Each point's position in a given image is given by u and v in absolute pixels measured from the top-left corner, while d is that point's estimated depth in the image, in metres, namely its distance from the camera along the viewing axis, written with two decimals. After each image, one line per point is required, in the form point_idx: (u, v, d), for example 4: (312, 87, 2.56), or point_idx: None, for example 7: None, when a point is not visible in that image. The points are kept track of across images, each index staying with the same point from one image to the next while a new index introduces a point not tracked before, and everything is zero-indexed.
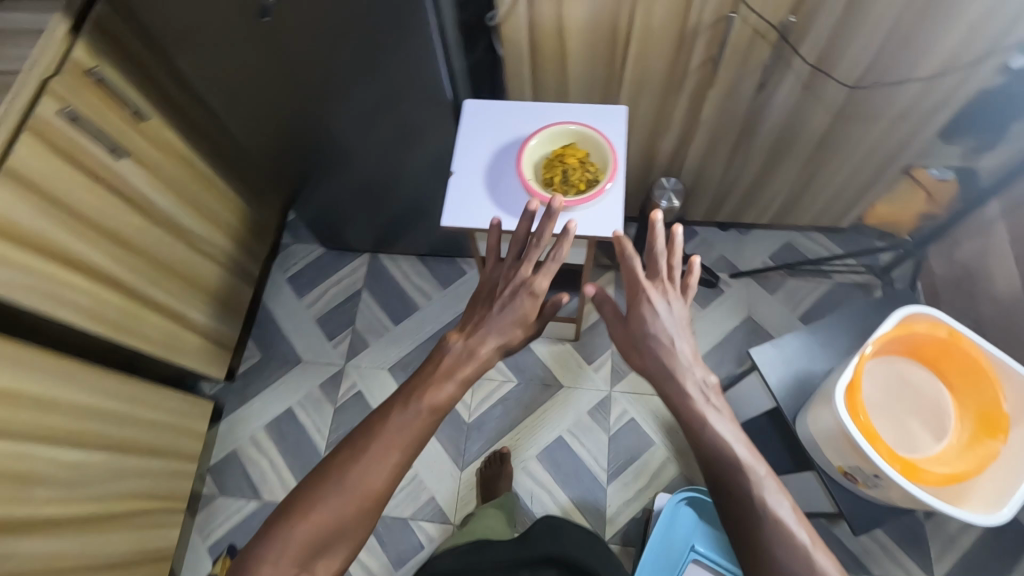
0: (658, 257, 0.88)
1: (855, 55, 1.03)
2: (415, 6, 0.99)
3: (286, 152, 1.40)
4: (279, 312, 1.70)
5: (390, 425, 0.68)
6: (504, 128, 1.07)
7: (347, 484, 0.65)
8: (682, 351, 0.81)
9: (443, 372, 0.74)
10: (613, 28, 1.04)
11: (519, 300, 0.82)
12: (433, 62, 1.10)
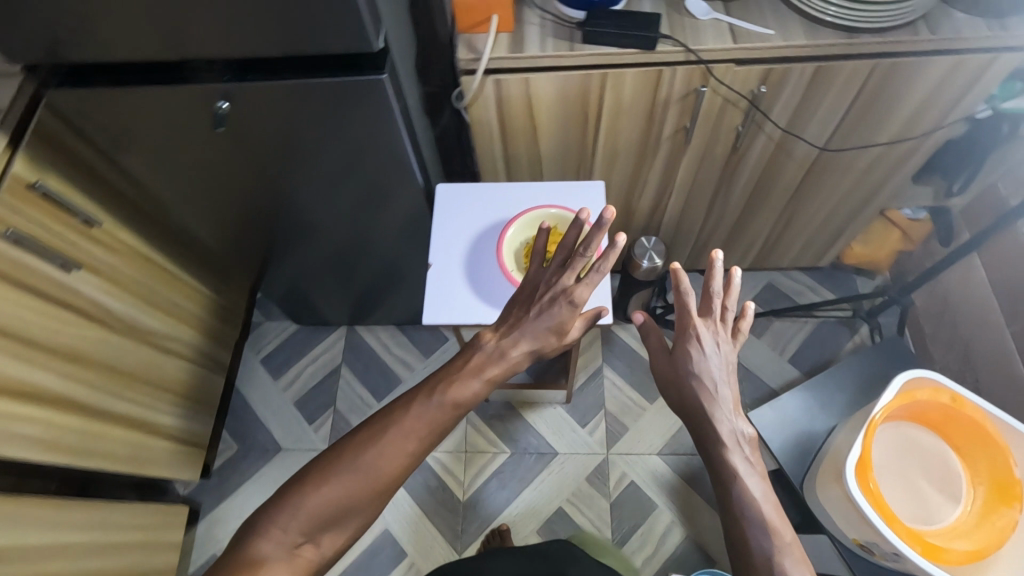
0: (714, 295, 0.78)
1: (825, 119, 1.02)
2: (381, 116, 0.92)
3: (251, 239, 1.33)
4: (254, 398, 1.62)
5: (409, 415, 0.70)
6: (481, 213, 1.03)
7: (361, 465, 0.66)
8: (723, 398, 0.75)
9: (470, 370, 0.75)
10: (583, 105, 1.01)
11: (557, 309, 0.79)
12: (404, 164, 1.03)
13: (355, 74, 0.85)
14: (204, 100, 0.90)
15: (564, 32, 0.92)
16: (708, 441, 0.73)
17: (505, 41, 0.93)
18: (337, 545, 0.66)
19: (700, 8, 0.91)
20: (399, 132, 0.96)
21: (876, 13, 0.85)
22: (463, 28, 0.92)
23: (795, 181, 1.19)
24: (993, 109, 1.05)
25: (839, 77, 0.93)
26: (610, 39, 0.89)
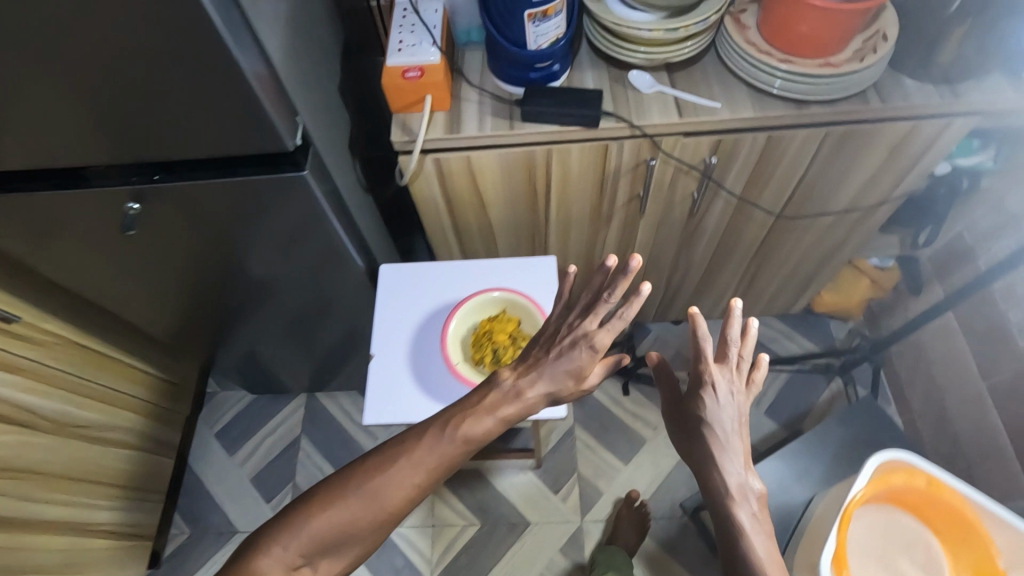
0: (732, 342, 0.68)
1: (781, 186, 0.99)
2: (319, 218, 0.85)
3: (194, 324, 1.25)
4: (208, 475, 1.53)
5: (422, 445, 0.65)
6: (423, 297, 0.97)
7: (368, 490, 0.62)
8: (734, 454, 0.66)
9: (484, 406, 0.67)
10: (530, 179, 0.97)
11: (577, 351, 0.67)
12: (349, 258, 0.96)
13: (274, 169, 0.76)
14: (110, 204, 0.80)
15: (503, 109, 0.87)
16: (714, 497, 0.66)
17: (441, 121, 0.88)
18: (335, 568, 0.63)
19: (644, 81, 0.87)
20: (333, 226, 0.88)
21: (823, 86, 0.81)
22: (396, 108, 0.87)
23: (757, 240, 1.14)
24: (953, 165, 1.02)
25: (792, 146, 0.90)
26: (551, 117, 0.85)
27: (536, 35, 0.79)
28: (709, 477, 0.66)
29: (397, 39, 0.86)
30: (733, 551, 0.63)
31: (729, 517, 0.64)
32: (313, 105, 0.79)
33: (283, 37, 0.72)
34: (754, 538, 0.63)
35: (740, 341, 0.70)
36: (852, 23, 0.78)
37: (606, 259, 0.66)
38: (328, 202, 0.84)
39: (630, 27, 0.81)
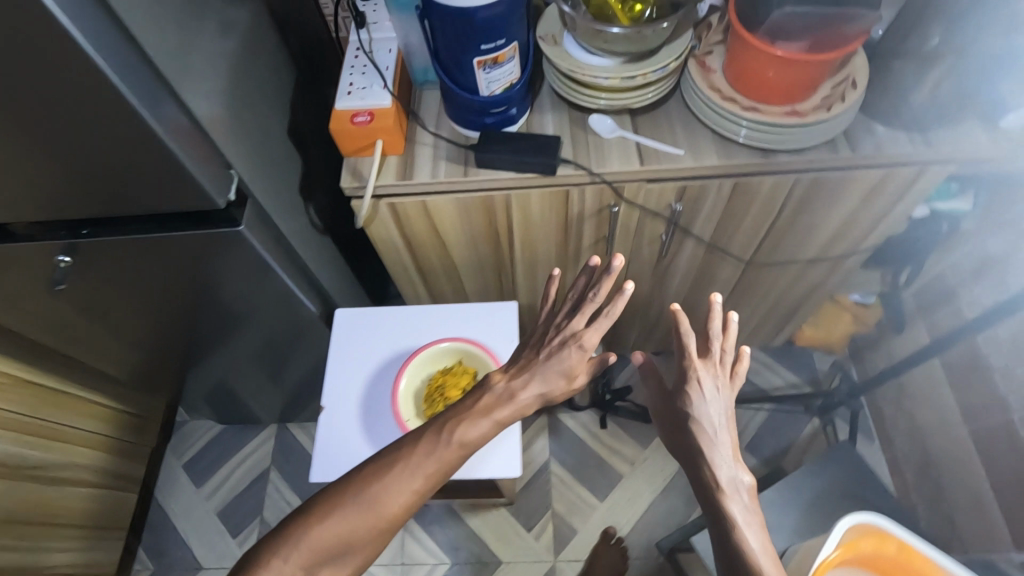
0: (714, 337, 0.68)
1: (751, 231, 0.95)
2: (256, 265, 0.80)
3: (153, 360, 1.21)
4: (173, 508, 1.49)
5: (419, 449, 0.65)
6: (369, 348, 0.94)
7: (366, 497, 0.61)
8: (724, 449, 0.65)
9: (478, 408, 0.69)
10: (490, 222, 0.94)
11: (569, 350, 0.71)
12: (299, 302, 0.91)
13: (210, 226, 0.73)
14: (39, 260, 0.76)
15: (458, 154, 0.84)
16: (706, 493, 0.64)
17: (393, 166, 0.84)
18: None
19: (605, 125, 0.83)
20: (280, 275, 0.84)
21: (791, 135, 0.78)
22: (347, 152, 0.84)
23: (730, 281, 1.10)
24: (932, 208, 0.97)
25: (762, 191, 0.86)
26: (506, 164, 0.81)
27: (488, 82, 0.75)
28: (699, 473, 0.65)
29: (347, 80, 0.82)
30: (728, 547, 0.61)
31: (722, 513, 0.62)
32: (251, 155, 0.75)
33: (213, 90, 0.69)
34: (748, 534, 0.61)
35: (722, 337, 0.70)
36: (820, 73, 0.74)
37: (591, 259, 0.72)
38: (271, 252, 0.80)
39: (587, 73, 0.77)
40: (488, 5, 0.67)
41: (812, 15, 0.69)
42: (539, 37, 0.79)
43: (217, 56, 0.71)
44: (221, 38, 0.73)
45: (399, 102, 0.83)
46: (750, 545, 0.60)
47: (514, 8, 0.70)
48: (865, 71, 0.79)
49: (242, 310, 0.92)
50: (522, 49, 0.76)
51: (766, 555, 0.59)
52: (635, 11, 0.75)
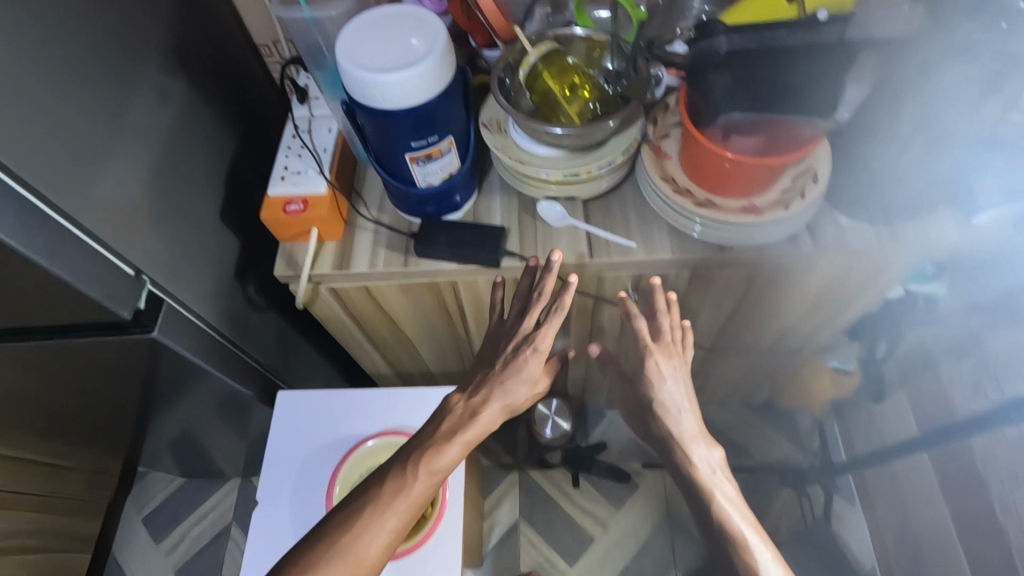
0: (662, 317, 0.77)
1: (713, 310, 0.91)
2: (177, 361, 0.75)
3: (100, 429, 1.15)
4: (131, 566, 1.45)
5: (388, 488, 0.68)
6: (294, 444, 0.90)
7: (345, 548, 0.64)
8: (689, 424, 0.75)
9: (443, 434, 0.71)
10: (440, 304, 0.90)
11: (523, 362, 0.73)
12: (233, 388, 0.85)
13: (116, 331, 0.68)
14: None
15: (399, 242, 0.79)
16: (686, 473, 0.73)
17: (331, 254, 0.80)
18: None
19: (554, 212, 0.78)
20: (209, 370, 0.79)
21: (747, 233, 0.73)
22: (282, 238, 0.79)
23: (703, 346, 1.04)
24: (906, 290, 0.89)
25: (723, 274, 0.81)
26: (447, 256, 0.77)
27: (423, 175, 0.71)
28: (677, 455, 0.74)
29: (281, 163, 0.79)
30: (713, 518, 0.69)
31: (703, 487, 0.71)
32: (167, 253, 0.72)
33: (120, 194, 0.64)
34: (727, 503, 0.70)
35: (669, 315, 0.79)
36: (775, 172, 0.70)
37: (532, 260, 0.74)
38: (196, 349, 0.76)
39: (529, 166, 0.72)
40: (410, 108, 0.62)
41: (756, 119, 0.66)
42: (482, 123, 0.75)
43: (132, 152, 0.67)
44: (140, 131, 0.68)
45: (338, 188, 0.79)
46: (730, 513, 0.69)
47: (446, 106, 0.65)
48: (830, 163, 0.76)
49: (179, 396, 0.88)
50: (460, 140, 0.72)
51: (744, 518, 0.69)
52: (582, 98, 0.72)
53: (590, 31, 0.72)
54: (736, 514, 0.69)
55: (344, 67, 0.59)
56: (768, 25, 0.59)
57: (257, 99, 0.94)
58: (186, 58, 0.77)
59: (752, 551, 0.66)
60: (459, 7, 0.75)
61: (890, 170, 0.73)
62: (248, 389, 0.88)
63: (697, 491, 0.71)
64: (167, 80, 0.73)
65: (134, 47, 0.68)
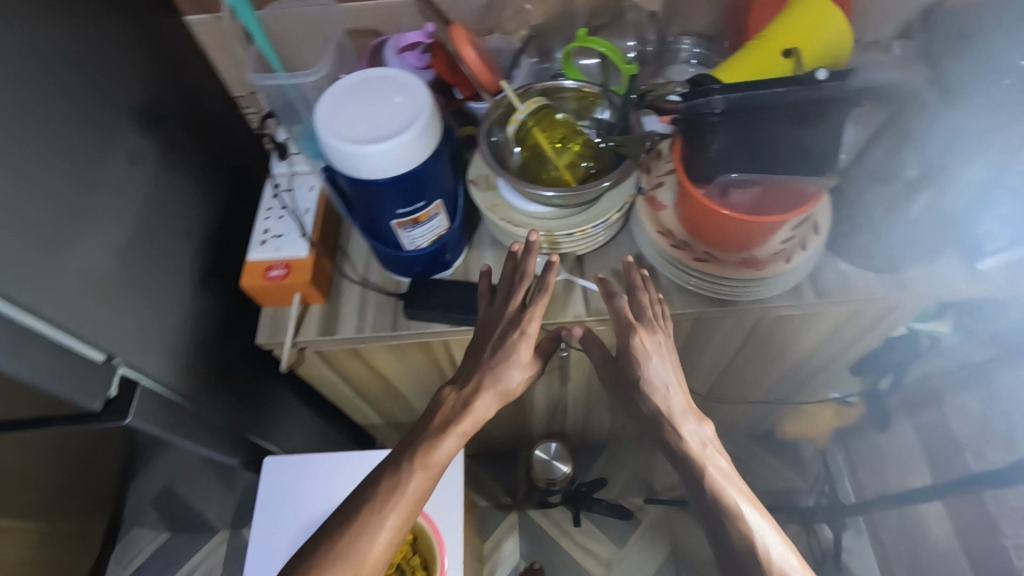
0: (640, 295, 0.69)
1: (714, 356, 0.88)
2: (155, 442, 0.70)
3: (75, 500, 1.09)
4: None
5: (383, 485, 0.62)
6: (281, 517, 0.86)
7: (340, 555, 0.58)
8: (678, 406, 0.66)
9: (436, 427, 0.65)
10: (433, 361, 0.86)
11: (513, 346, 0.67)
12: (214, 459, 0.81)
13: (86, 419, 0.63)
14: None
15: (386, 303, 0.76)
16: (675, 450, 0.65)
17: (316, 317, 0.76)
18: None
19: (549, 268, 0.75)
20: (188, 443, 0.75)
21: (747, 287, 0.71)
22: (264, 303, 0.76)
23: (705, 388, 1.01)
24: (910, 329, 0.87)
25: (724, 323, 0.79)
26: (439, 318, 0.73)
27: (410, 238, 0.68)
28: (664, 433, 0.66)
29: (262, 226, 0.75)
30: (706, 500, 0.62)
31: (694, 462, 0.64)
32: (143, 326, 0.68)
33: (92, 272, 0.61)
34: (720, 476, 0.63)
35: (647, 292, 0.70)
36: (774, 228, 0.67)
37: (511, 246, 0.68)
38: (174, 426, 0.72)
39: (520, 225, 0.70)
40: (392, 176, 0.59)
41: (753, 178, 0.64)
42: (471, 180, 0.72)
43: (105, 227, 0.63)
44: (113, 204, 0.65)
45: (322, 249, 0.75)
46: (725, 487, 0.63)
47: (432, 169, 0.62)
48: (830, 212, 0.74)
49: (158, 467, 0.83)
50: (449, 201, 0.68)
51: (740, 490, 0.62)
52: (572, 156, 0.69)
53: (581, 83, 0.69)
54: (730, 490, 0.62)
55: (320, 134, 0.56)
56: (764, 83, 0.57)
57: (238, 150, 0.91)
58: (161, 118, 0.74)
59: (750, 524, 0.60)
60: (445, 62, 0.72)
61: (893, 219, 0.70)
62: (230, 457, 0.84)
63: (688, 469, 0.64)
64: (141, 143, 0.70)
65: (106, 113, 0.64)
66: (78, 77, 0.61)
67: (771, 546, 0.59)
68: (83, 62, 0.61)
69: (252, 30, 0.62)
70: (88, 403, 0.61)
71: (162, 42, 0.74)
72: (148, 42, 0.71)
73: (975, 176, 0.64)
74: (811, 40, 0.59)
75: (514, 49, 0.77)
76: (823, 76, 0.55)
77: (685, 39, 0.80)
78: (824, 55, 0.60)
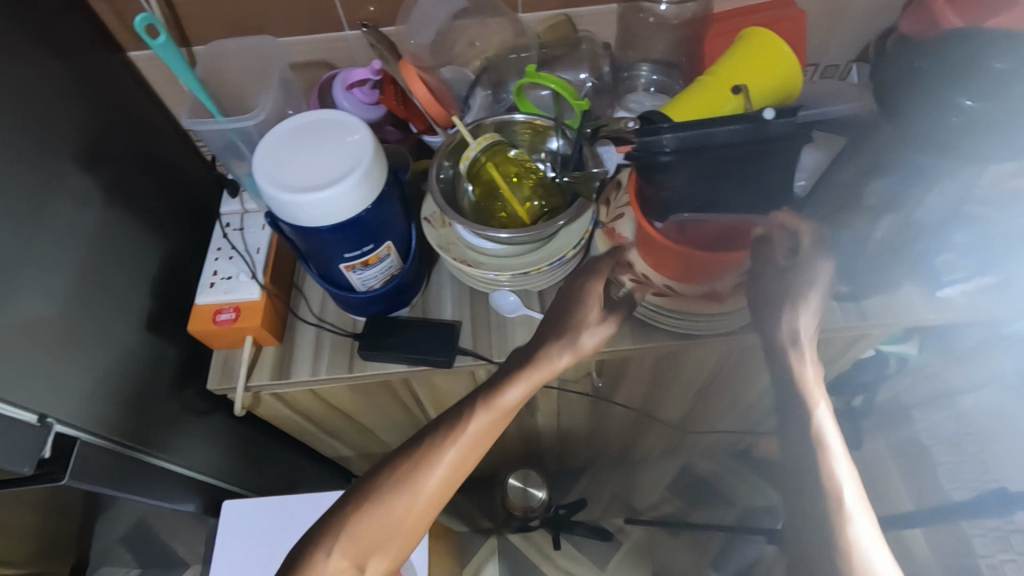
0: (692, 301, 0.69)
1: (684, 384, 0.87)
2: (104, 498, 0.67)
3: None
4: None
5: (456, 419, 0.66)
6: (239, 563, 0.83)
7: (404, 477, 0.64)
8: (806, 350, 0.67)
9: (509, 371, 0.68)
10: (396, 398, 0.84)
11: (585, 294, 0.70)
12: (167, 507, 0.78)
13: (15, 484, 0.59)
14: None
15: (343, 343, 0.74)
16: (790, 395, 0.67)
17: (269, 360, 0.74)
18: (381, 569, 0.63)
19: (508, 303, 0.73)
20: (137, 497, 0.72)
21: (710, 321, 0.71)
22: (215, 347, 0.73)
23: (678, 413, 1.00)
24: (879, 351, 0.87)
25: (691, 353, 0.77)
26: (396, 359, 0.71)
27: (361, 281, 0.66)
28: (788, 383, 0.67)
29: (211, 267, 0.73)
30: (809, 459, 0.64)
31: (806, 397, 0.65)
32: (82, 380, 0.65)
33: (29, 323, 0.58)
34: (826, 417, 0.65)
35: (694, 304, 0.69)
36: (732, 265, 0.66)
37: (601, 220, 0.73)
38: (119, 481, 0.69)
39: (475, 265, 0.68)
40: (334, 223, 0.57)
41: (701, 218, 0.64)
42: (424, 218, 0.70)
43: (45, 277, 0.60)
44: (54, 252, 0.62)
45: (274, 291, 0.73)
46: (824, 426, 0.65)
47: (380, 213, 0.60)
48: None
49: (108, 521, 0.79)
50: (401, 241, 0.66)
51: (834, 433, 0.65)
52: (524, 193, 0.68)
53: (532, 115, 0.68)
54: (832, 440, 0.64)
55: (257, 179, 0.55)
56: (712, 121, 0.56)
57: (196, 189, 0.87)
58: (111, 156, 0.71)
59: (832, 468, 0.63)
60: (395, 98, 0.71)
61: (857, 248, 0.68)
62: (185, 505, 0.81)
63: (800, 416, 0.66)
64: (88, 183, 0.67)
65: (47, 153, 0.62)
66: (15, 121, 0.58)
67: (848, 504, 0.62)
68: (21, 105, 0.59)
69: (188, 84, 0.61)
70: (20, 469, 0.58)
71: (106, 80, 0.71)
72: (91, 81, 0.69)
73: (934, 209, 0.63)
74: (755, 77, 0.58)
75: (469, 81, 0.74)
76: (770, 114, 0.54)
77: (643, 65, 0.79)
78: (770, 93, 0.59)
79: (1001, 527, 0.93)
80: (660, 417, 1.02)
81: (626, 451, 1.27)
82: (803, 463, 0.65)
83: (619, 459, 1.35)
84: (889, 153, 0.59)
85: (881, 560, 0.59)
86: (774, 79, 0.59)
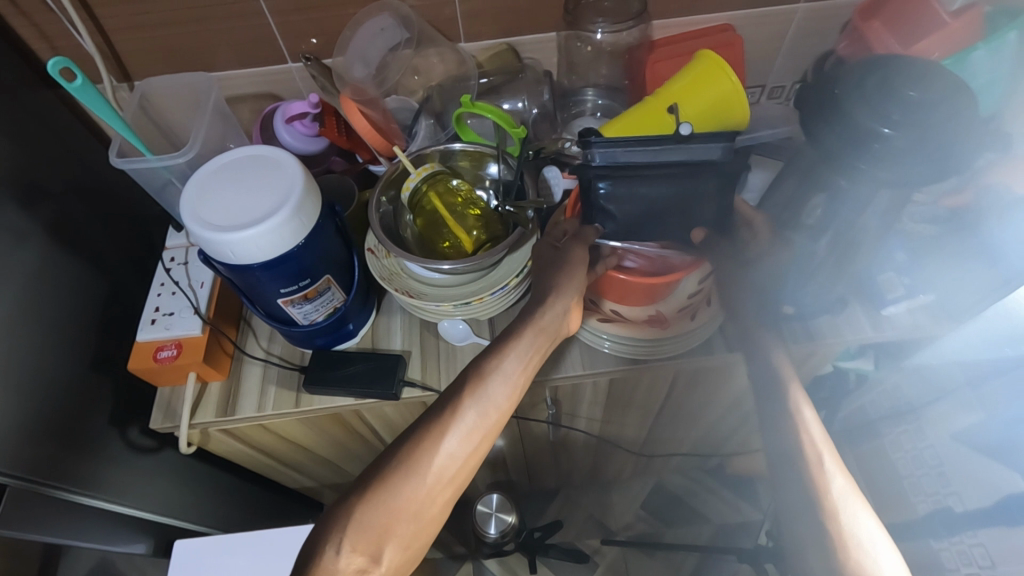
0: (637, 316, 0.70)
1: (642, 404, 0.86)
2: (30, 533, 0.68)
3: None
4: None
5: (456, 386, 0.58)
6: None
7: (411, 459, 0.54)
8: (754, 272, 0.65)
9: (511, 330, 0.60)
10: (350, 428, 0.83)
11: (566, 251, 0.62)
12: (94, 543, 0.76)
13: None
14: None
15: (290, 378, 0.73)
16: (762, 366, 0.61)
17: (215, 397, 0.72)
18: (399, 562, 0.53)
19: (458, 332, 0.71)
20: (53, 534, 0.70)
21: (660, 345, 0.71)
22: (160, 385, 0.72)
23: (642, 433, 0.99)
24: (835, 367, 0.87)
25: (646, 378, 0.77)
26: (342, 392, 0.70)
27: (302, 314, 0.65)
28: (769, 385, 0.60)
29: (153, 304, 0.72)
30: (789, 463, 0.56)
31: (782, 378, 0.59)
32: (18, 426, 0.61)
33: None
34: (804, 405, 0.58)
35: (642, 317, 0.70)
36: (668, 290, 0.67)
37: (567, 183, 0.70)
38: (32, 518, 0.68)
39: (417, 296, 0.67)
40: (265, 258, 0.56)
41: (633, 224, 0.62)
42: (367, 250, 0.70)
43: None
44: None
45: (217, 325, 0.72)
46: (804, 411, 0.58)
47: (317, 249, 0.60)
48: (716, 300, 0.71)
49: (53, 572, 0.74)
50: (342, 275, 0.66)
51: (814, 415, 0.58)
52: (468, 220, 0.68)
53: (469, 144, 0.69)
54: (815, 429, 0.57)
55: (183, 211, 0.55)
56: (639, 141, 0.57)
57: (145, 226, 0.84)
58: (51, 192, 0.68)
59: (826, 478, 0.54)
60: (336, 130, 0.73)
61: (800, 264, 0.67)
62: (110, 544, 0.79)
63: (778, 398, 0.59)
64: (31, 220, 0.65)
65: None
66: None
67: (842, 502, 0.53)
68: None
69: (111, 123, 0.62)
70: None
71: (45, 112, 0.70)
72: (32, 112, 0.67)
73: (877, 230, 0.62)
74: (697, 99, 0.61)
75: (413, 109, 0.76)
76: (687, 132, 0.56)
77: (588, 91, 0.81)
78: (709, 117, 0.62)
79: (963, 541, 0.90)
80: (625, 436, 1.00)
81: (596, 471, 1.25)
82: (785, 465, 0.56)
83: (590, 480, 1.33)
84: (819, 176, 0.59)
85: (884, 555, 0.51)
86: (709, 100, 0.61)
